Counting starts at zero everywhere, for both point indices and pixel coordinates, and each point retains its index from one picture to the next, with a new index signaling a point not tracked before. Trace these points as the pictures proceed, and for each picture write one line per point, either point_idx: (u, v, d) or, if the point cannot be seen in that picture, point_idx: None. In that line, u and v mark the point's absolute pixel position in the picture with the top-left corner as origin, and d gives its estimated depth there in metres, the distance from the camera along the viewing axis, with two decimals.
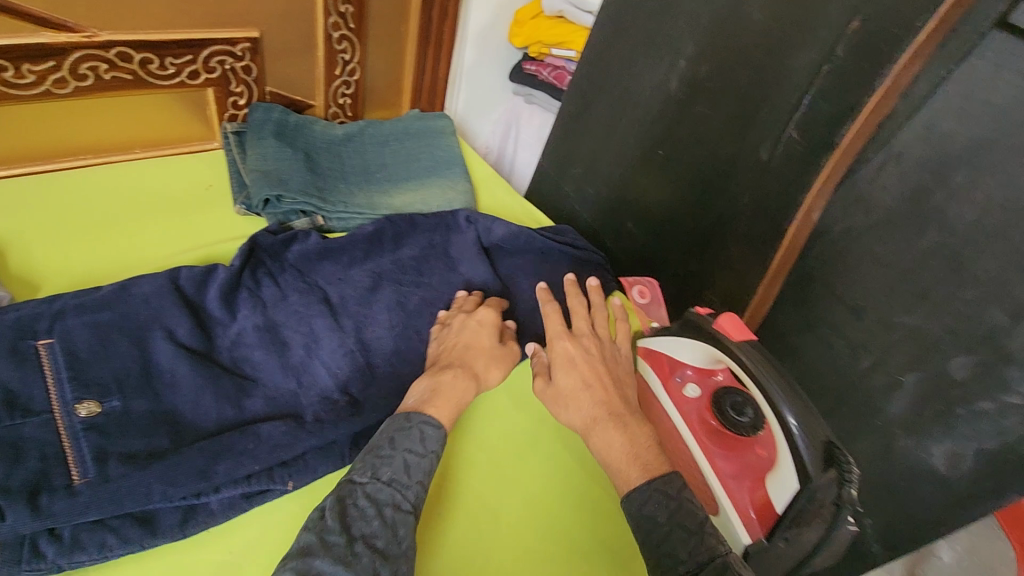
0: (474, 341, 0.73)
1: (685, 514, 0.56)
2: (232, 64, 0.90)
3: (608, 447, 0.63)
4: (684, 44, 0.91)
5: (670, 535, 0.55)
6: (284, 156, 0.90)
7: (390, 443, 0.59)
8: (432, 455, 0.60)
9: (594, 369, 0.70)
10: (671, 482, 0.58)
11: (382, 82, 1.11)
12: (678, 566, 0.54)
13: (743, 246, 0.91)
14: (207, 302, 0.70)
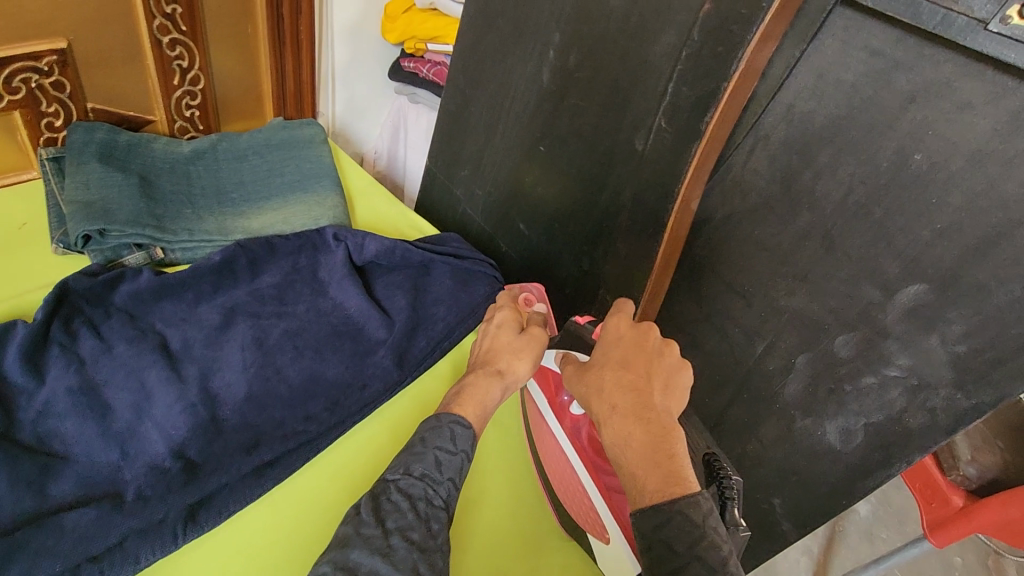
0: (498, 339, 0.72)
1: (706, 547, 0.50)
2: (40, 81, 0.78)
3: (614, 442, 0.57)
4: (552, 33, 0.87)
5: (687, 571, 0.50)
6: (112, 182, 0.78)
7: (424, 442, 0.60)
8: (462, 453, 0.61)
9: (632, 352, 0.61)
10: (696, 506, 0.51)
11: (236, 89, 1.00)
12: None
13: (628, 242, 0.86)
14: (6, 370, 0.60)
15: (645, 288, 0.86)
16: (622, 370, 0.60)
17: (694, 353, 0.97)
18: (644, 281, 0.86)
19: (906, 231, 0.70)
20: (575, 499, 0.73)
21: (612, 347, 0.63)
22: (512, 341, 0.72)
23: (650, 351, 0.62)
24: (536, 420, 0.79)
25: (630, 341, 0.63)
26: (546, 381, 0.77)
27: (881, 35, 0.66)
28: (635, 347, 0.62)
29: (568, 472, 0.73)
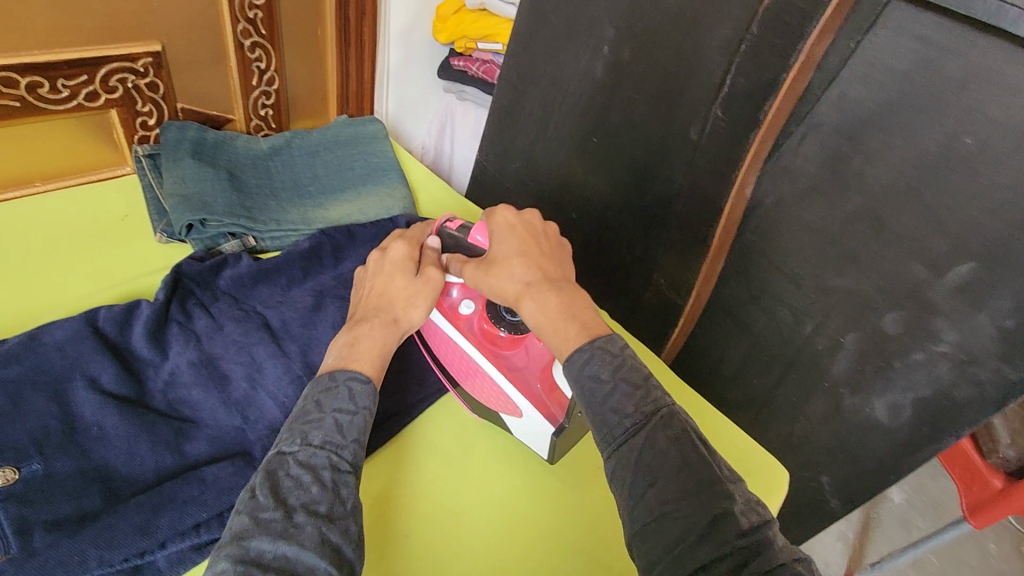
0: (388, 279, 0.69)
1: (627, 371, 0.57)
2: (135, 81, 0.83)
3: (540, 312, 0.63)
4: (605, 27, 0.91)
5: (614, 396, 0.56)
6: (205, 177, 0.84)
7: (318, 408, 0.56)
8: (365, 412, 0.58)
9: (530, 239, 0.68)
10: (614, 342, 0.59)
11: (305, 90, 1.06)
12: (623, 421, 0.55)
13: (681, 228, 0.91)
14: (133, 343, 0.64)
15: (700, 271, 0.91)
16: (528, 252, 0.67)
17: (741, 334, 1.00)
18: (699, 267, 0.91)
19: (954, 210, 0.73)
20: (482, 391, 0.73)
21: (508, 239, 0.68)
22: (404, 290, 0.68)
23: (546, 237, 0.70)
24: (429, 331, 0.77)
25: (523, 230, 0.69)
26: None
27: (930, 24, 0.68)
28: (529, 235, 0.69)
29: (467, 365, 0.73)
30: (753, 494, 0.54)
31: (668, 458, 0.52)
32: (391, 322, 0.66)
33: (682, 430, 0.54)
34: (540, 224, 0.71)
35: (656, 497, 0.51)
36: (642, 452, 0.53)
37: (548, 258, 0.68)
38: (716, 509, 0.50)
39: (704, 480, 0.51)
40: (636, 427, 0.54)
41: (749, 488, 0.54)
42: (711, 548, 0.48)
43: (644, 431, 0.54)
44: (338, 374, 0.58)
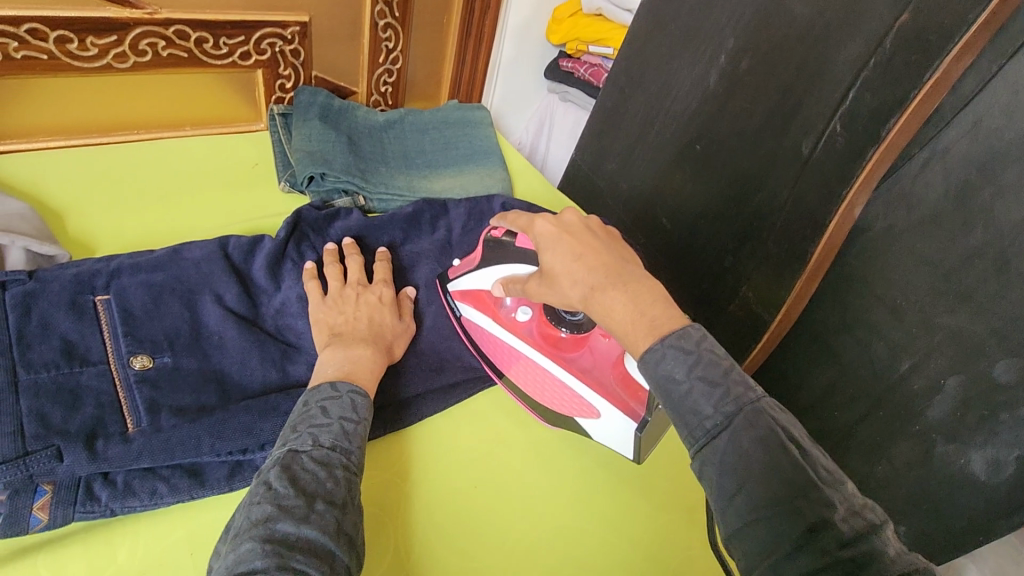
0: (374, 315, 0.68)
1: (705, 365, 0.53)
2: (282, 47, 0.91)
3: (611, 314, 0.58)
4: (727, 38, 0.92)
5: (691, 394, 0.52)
6: (328, 137, 0.91)
7: (325, 413, 0.55)
8: (365, 422, 0.58)
9: (585, 238, 0.63)
10: (688, 336, 0.54)
11: (422, 74, 1.13)
12: (702, 422, 0.51)
13: (779, 243, 0.90)
14: (253, 271, 0.70)
15: (793, 289, 0.88)
16: (583, 247, 0.62)
17: (827, 362, 0.96)
18: (793, 284, 0.88)
19: None
20: (550, 394, 0.75)
21: (557, 239, 0.64)
22: (390, 323, 0.69)
23: (598, 229, 0.66)
24: (488, 342, 0.78)
25: (574, 229, 0.65)
26: (480, 300, 0.77)
27: None
28: (579, 230, 0.65)
29: (541, 374, 0.75)
30: (855, 489, 0.48)
31: (754, 459, 0.49)
32: (382, 348, 0.66)
33: (769, 430, 0.49)
34: (586, 219, 0.66)
35: (746, 501, 0.48)
36: (725, 455, 0.50)
37: (607, 250, 0.63)
38: (811, 515, 0.46)
39: (800, 488, 0.47)
40: (718, 427, 0.51)
41: (844, 485, 0.48)
42: (802, 551, 0.45)
43: (726, 432, 0.50)
44: (345, 384, 0.57)
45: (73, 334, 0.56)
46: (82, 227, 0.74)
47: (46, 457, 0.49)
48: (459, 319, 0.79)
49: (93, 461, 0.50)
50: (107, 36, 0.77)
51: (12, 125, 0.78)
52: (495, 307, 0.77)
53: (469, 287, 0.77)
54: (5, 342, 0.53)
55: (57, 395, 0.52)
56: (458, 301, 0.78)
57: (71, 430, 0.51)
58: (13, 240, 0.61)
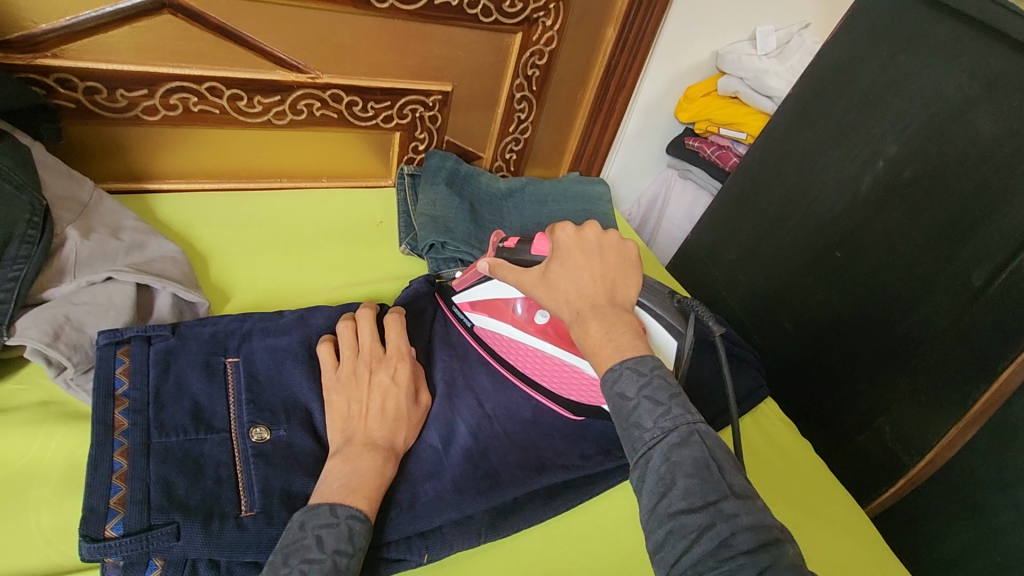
0: (385, 407, 0.60)
1: (655, 384, 0.47)
2: (422, 112, 0.94)
3: (586, 340, 0.51)
4: (888, 144, 0.84)
5: (637, 410, 0.46)
6: (452, 204, 0.92)
7: (320, 546, 0.49)
8: (361, 554, 0.51)
9: (581, 260, 0.55)
10: (645, 360, 0.48)
11: (547, 143, 1.13)
12: (642, 436, 0.45)
13: (933, 380, 0.79)
14: None
15: (944, 436, 0.78)
16: (590, 269, 0.55)
17: None
18: (942, 432, 0.78)
19: None
20: (576, 385, 0.70)
21: (569, 253, 0.56)
22: (405, 409, 0.62)
23: (614, 252, 0.57)
24: (504, 348, 0.73)
25: (588, 246, 0.57)
26: (495, 308, 0.73)
27: None
28: (592, 249, 0.56)
29: (564, 369, 0.70)
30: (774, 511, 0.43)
31: (681, 472, 0.43)
32: (394, 450, 0.59)
33: (701, 450, 0.43)
34: (605, 239, 0.57)
35: (668, 507, 0.42)
36: (655, 468, 0.44)
37: (606, 275, 0.55)
38: (738, 539, 0.39)
39: (714, 496, 0.41)
40: (656, 440, 0.45)
41: (766, 508, 0.42)
42: (715, 565, 0.39)
43: (663, 447, 0.44)
44: (343, 506, 0.51)
45: (203, 396, 0.58)
46: (224, 272, 0.78)
47: (166, 534, 0.49)
48: (471, 330, 0.76)
49: (207, 544, 0.50)
50: (272, 96, 0.82)
51: (176, 168, 0.85)
52: (508, 313, 0.73)
53: (476, 297, 0.74)
54: (143, 400, 0.56)
55: (182, 462, 0.54)
56: (467, 311, 0.75)
57: (191, 504, 0.51)
58: (164, 286, 0.65)
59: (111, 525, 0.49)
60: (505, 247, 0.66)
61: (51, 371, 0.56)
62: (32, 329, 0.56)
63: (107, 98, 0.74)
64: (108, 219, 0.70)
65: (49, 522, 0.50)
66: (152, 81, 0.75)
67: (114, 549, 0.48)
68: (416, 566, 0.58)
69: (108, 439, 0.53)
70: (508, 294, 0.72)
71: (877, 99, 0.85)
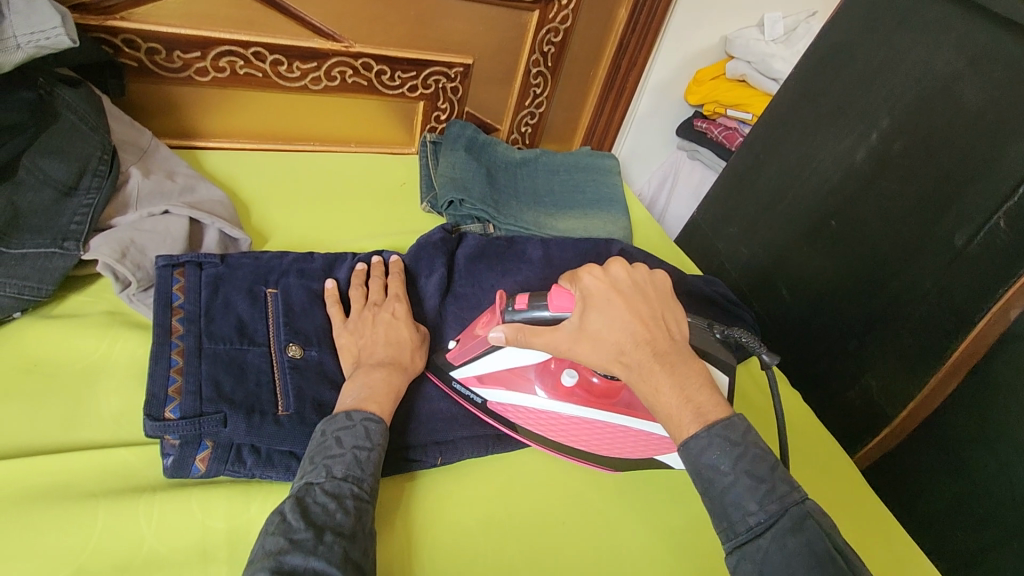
0: (388, 334, 0.65)
1: (753, 461, 0.50)
2: (445, 83, 1.02)
3: (659, 396, 0.53)
4: (881, 117, 0.89)
5: (734, 489, 0.50)
6: (470, 168, 0.99)
7: (339, 444, 0.54)
8: (380, 448, 0.56)
9: (632, 303, 0.56)
10: (734, 425, 0.51)
11: (561, 120, 1.21)
12: (745, 519, 0.49)
13: (917, 336, 0.84)
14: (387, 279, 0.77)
15: (926, 385, 0.83)
16: (636, 312, 0.55)
17: None
18: (926, 381, 0.83)
19: None
20: (609, 444, 0.68)
21: (609, 299, 0.56)
22: (408, 337, 0.66)
23: (650, 288, 0.58)
24: (529, 420, 0.68)
25: (623, 287, 0.57)
26: (510, 379, 0.68)
27: None
28: (630, 288, 0.57)
29: (605, 430, 0.68)
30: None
31: (798, 562, 0.46)
32: (401, 366, 0.63)
33: (817, 535, 0.47)
34: (635, 274, 0.59)
35: None
36: (769, 556, 0.47)
37: (654, 317, 0.56)
38: None
39: None
40: (763, 525, 0.48)
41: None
42: None
43: (772, 532, 0.48)
44: (356, 410, 0.56)
45: (247, 316, 0.66)
46: (263, 218, 0.86)
47: (215, 420, 0.56)
48: (483, 407, 0.69)
49: (250, 432, 0.57)
50: (310, 62, 0.90)
51: (221, 127, 0.94)
52: (523, 381, 0.68)
53: (483, 369, 0.67)
54: (195, 312, 0.64)
55: (228, 366, 0.61)
56: (474, 386, 0.68)
57: (236, 400, 0.58)
58: (213, 222, 0.74)
59: (169, 408, 0.56)
60: (517, 312, 0.61)
61: (117, 285, 0.65)
62: (103, 247, 0.64)
63: (165, 58, 0.83)
64: (163, 164, 0.78)
65: (116, 407, 0.58)
66: (205, 45, 0.83)
67: (172, 429, 0.54)
68: (430, 468, 0.65)
69: (167, 341, 0.61)
70: (523, 360, 0.67)
71: (872, 76, 0.90)
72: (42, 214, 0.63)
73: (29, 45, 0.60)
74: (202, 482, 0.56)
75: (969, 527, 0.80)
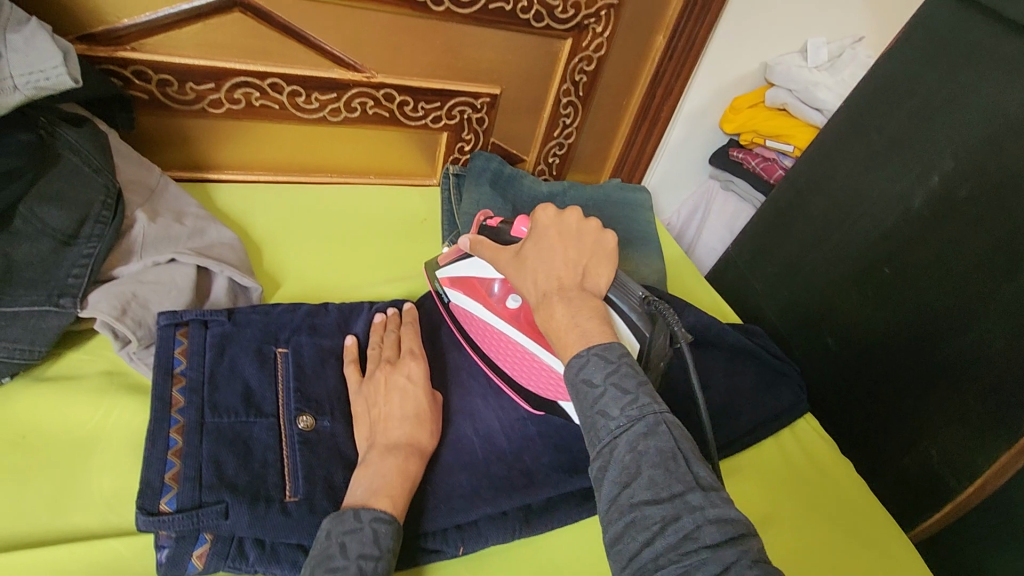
0: (405, 405, 0.60)
1: (623, 372, 0.45)
2: (470, 114, 0.96)
3: (549, 325, 0.51)
4: (944, 159, 0.82)
5: (602, 398, 0.44)
6: (495, 206, 0.93)
7: (343, 552, 0.48)
8: (389, 557, 0.49)
9: (557, 240, 0.55)
10: (614, 347, 0.47)
11: (590, 149, 1.14)
12: (605, 426, 0.43)
13: (984, 403, 0.76)
14: None
15: (995, 460, 0.74)
16: (563, 252, 0.54)
17: None
18: (995, 456, 0.75)
19: None
20: (528, 371, 0.67)
21: (545, 235, 0.56)
22: (427, 407, 0.61)
23: (593, 237, 0.55)
24: (486, 338, 0.71)
25: (566, 228, 0.55)
26: (472, 287, 0.71)
27: None
28: (570, 233, 0.55)
29: (527, 359, 0.67)
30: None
31: (644, 463, 0.40)
32: (419, 448, 0.58)
33: (669, 441, 0.41)
34: (587, 223, 0.55)
35: (630, 502, 0.40)
36: (619, 460, 0.41)
37: (578, 259, 0.53)
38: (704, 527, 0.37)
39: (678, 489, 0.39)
40: (621, 430, 0.42)
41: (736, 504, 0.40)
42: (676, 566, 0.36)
43: (628, 437, 0.42)
44: (365, 510, 0.51)
45: (255, 382, 0.61)
46: (276, 261, 0.81)
47: (215, 512, 0.51)
48: (447, 305, 0.74)
49: (254, 524, 0.51)
50: (329, 93, 0.85)
51: (235, 160, 0.89)
52: (485, 294, 0.70)
53: (458, 273, 0.72)
54: (198, 379, 0.59)
55: (232, 443, 0.55)
56: (448, 287, 0.73)
57: (240, 484, 0.53)
58: (222, 269, 0.68)
59: (165, 499, 0.50)
60: (488, 225, 0.68)
61: (116, 344, 0.60)
62: (102, 303, 0.59)
63: (178, 90, 0.78)
64: (172, 204, 0.74)
65: (108, 486, 0.53)
66: (219, 76, 0.78)
67: (167, 524, 0.49)
68: (451, 557, 0.59)
69: (166, 416, 0.55)
70: (486, 274, 0.69)
71: (934, 113, 0.83)
72: (38, 267, 0.58)
73: (28, 87, 0.55)
74: None
75: None
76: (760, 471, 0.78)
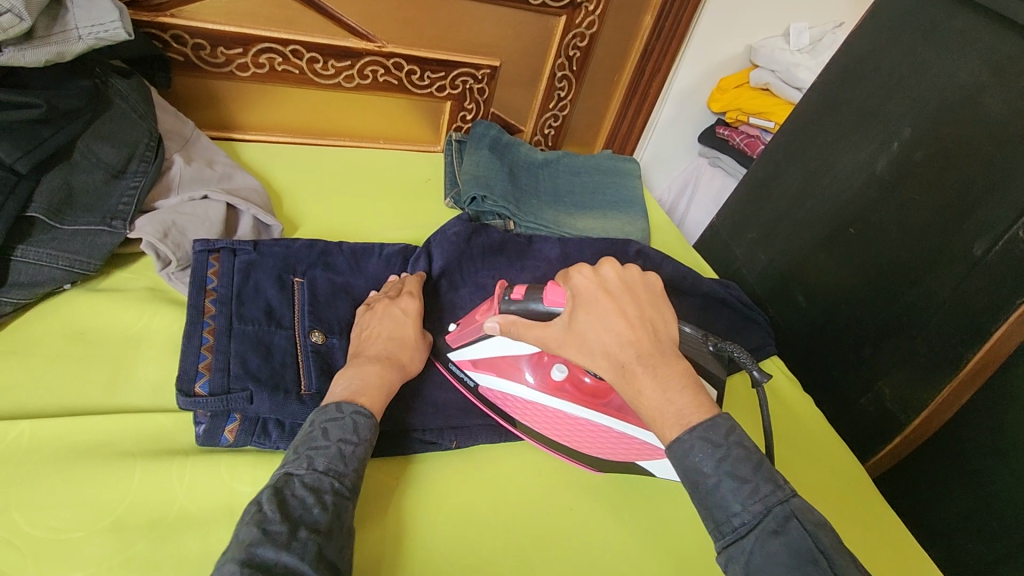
0: (393, 330, 0.66)
1: (737, 461, 0.49)
2: (472, 84, 1.05)
3: (641, 398, 0.53)
4: (903, 126, 0.90)
5: (719, 490, 0.49)
6: (493, 166, 1.02)
7: (324, 435, 0.54)
8: (367, 444, 0.55)
9: (611, 299, 0.56)
10: (716, 426, 0.50)
11: (584, 123, 1.23)
12: (730, 520, 0.48)
13: (932, 345, 0.84)
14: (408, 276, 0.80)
15: (940, 395, 0.83)
16: (622, 313, 0.55)
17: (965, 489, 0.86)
18: (940, 391, 0.83)
19: None
20: (595, 443, 0.69)
21: (595, 297, 0.56)
22: (412, 335, 0.67)
23: (640, 288, 0.57)
24: (520, 412, 0.70)
25: (612, 287, 0.57)
26: (502, 368, 0.70)
27: None
28: (618, 288, 0.56)
29: (590, 430, 0.69)
30: None
31: (781, 563, 0.45)
32: (398, 363, 0.64)
33: (801, 537, 0.46)
34: (626, 275, 0.58)
35: None
36: (753, 556, 0.46)
37: (640, 318, 0.55)
38: None
39: None
40: (748, 525, 0.47)
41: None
42: None
43: (756, 533, 0.47)
44: (346, 404, 0.56)
45: (276, 302, 0.70)
46: (294, 207, 0.90)
47: (242, 397, 0.59)
48: (474, 390, 0.71)
49: (275, 408, 0.60)
50: (344, 61, 0.94)
51: (257, 121, 0.98)
52: (518, 374, 0.70)
53: (479, 355, 0.70)
54: (227, 295, 0.68)
55: (256, 345, 0.64)
56: (468, 369, 0.71)
57: (263, 377, 0.62)
58: (248, 207, 0.78)
59: (199, 384, 0.59)
60: (513, 300, 0.64)
61: (158, 264, 0.69)
62: (147, 227, 0.68)
63: (210, 53, 0.88)
64: (203, 152, 0.83)
65: (153, 376, 0.62)
66: (246, 42, 0.88)
67: (202, 405, 0.58)
68: (445, 450, 0.69)
69: (199, 320, 0.64)
70: (517, 350, 0.69)
71: (897, 84, 0.90)
72: (93, 194, 0.67)
73: (89, 37, 0.64)
74: (231, 451, 0.59)
75: (977, 538, 0.79)
76: (729, 406, 0.87)
